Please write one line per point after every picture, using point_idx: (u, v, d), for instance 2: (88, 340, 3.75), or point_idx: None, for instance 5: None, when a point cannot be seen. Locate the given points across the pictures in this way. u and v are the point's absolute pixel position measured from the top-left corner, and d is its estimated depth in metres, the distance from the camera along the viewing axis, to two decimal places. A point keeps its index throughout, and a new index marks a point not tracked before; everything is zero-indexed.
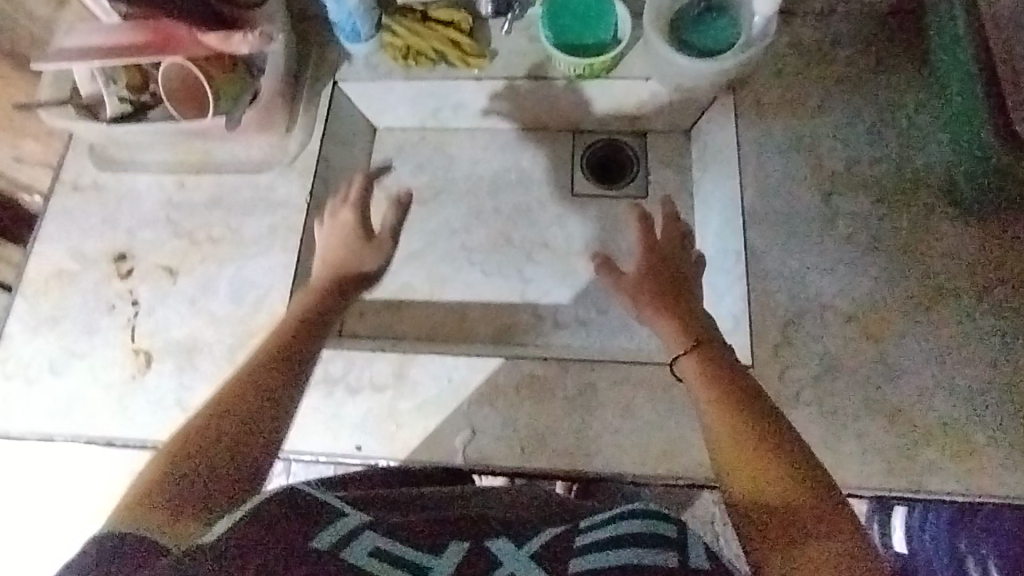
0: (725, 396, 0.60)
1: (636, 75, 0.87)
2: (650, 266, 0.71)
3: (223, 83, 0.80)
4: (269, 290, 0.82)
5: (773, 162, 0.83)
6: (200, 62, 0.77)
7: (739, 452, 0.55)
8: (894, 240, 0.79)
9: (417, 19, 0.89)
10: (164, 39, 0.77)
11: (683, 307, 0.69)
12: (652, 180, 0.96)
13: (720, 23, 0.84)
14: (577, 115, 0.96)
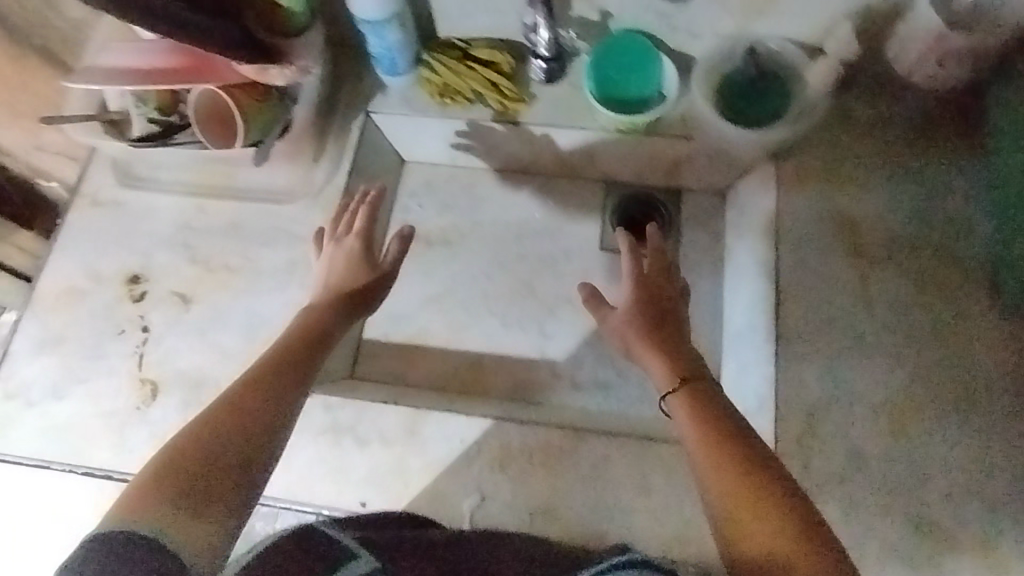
0: (724, 439, 0.55)
1: (678, 133, 0.85)
2: (639, 301, 0.68)
3: (253, 113, 0.78)
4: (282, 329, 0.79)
5: (808, 239, 0.81)
6: (235, 94, 0.76)
7: (748, 496, 0.50)
8: (929, 329, 0.76)
9: (460, 57, 0.87)
10: (199, 66, 0.75)
11: (676, 343, 0.65)
12: (682, 241, 0.94)
13: (773, 90, 0.81)
14: (613, 168, 0.93)
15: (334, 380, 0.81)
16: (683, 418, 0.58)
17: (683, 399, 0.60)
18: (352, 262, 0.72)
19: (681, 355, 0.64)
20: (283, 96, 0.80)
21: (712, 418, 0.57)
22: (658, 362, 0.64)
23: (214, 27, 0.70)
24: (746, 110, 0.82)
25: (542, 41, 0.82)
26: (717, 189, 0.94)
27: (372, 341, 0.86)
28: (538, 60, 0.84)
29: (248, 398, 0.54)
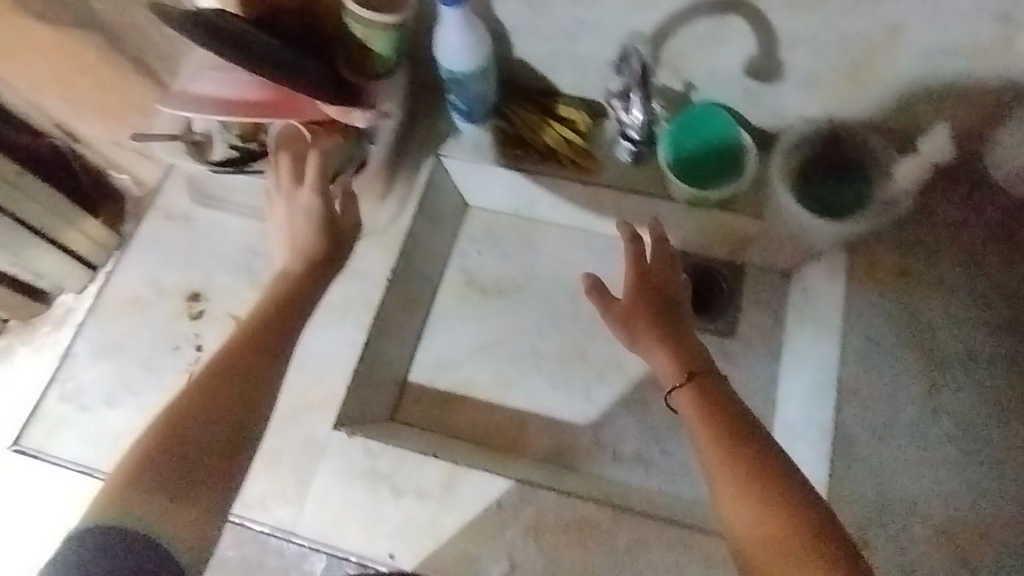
0: (715, 420, 0.58)
1: (749, 213, 0.84)
2: (639, 292, 0.70)
3: (329, 150, 0.78)
4: (331, 366, 0.80)
5: (874, 333, 0.73)
6: (317, 131, 0.76)
7: (737, 478, 0.53)
8: (1010, 449, 0.60)
9: (537, 111, 0.87)
10: (283, 103, 0.75)
11: (675, 331, 0.67)
12: (741, 321, 0.91)
13: (856, 183, 0.80)
14: (677, 236, 0.92)
15: (376, 421, 0.82)
16: (688, 408, 0.61)
17: (687, 392, 0.62)
18: (316, 220, 0.72)
19: (682, 341, 0.66)
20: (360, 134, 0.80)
21: (709, 403, 0.60)
22: (660, 352, 0.66)
23: (311, 69, 0.75)
24: (823, 193, 0.80)
25: (635, 126, 0.81)
26: (780, 270, 0.92)
27: (417, 385, 0.86)
28: (626, 142, 0.83)
29: (216, 399, 0.60)
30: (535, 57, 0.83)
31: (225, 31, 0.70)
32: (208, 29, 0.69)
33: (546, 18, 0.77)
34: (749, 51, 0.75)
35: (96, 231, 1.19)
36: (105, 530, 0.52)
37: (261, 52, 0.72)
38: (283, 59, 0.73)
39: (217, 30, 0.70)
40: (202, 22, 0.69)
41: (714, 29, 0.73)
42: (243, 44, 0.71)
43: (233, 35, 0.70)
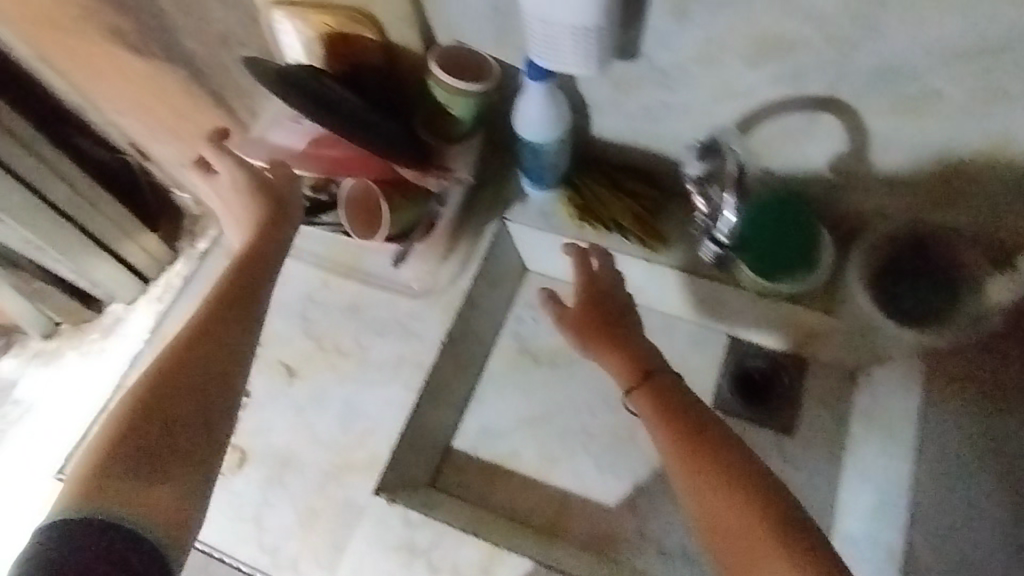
0: (682, 433, 0.60)
1: (817, 310, 0.80)
2: (586, 301, 0.70)
3: (398, 210, 0.78)
4: (379, 427, 0.78)
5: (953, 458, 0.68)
6: (388, 190, 0.76)
7: (713, 490, 0.55)
8: None
9: (608, 185, 0.86)
10: (358, 163, 0.77)
11: (626, 335, 0.68)
12: (803, 419, 0.86)
13: (931, 291, 0.74)
14: (741, 323, 0.88)
15: (415, 487, 0.79)
16: (647, 412, 0.64)
17: (644, 396, 0.64)
18: (257, 190, 0.69)
19: (634, 345, 0.68)
20: (428, 195, 0.81)
21: (670, 412, 0.62)
22: (613, 362, 0.68)
23: (397, 132, 0.76)
24: (904, 298, 0.75)
25: (723, 228, 0.75)
26: (847, 368, 0.87)
27: (462, 453, 0.84)
28: (710, 244, 0.77)
29: (185, 375, 0.57)
30: (612, 132, 0.83)
31: (321, 92, 0.72)
32: (305, 89, 0.71)
33: (631, 98, 0.76)
34: (840, 146, 0.72)
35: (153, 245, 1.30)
36: (63, 527, 0.46)
37: (352, 112, 0.73)
38: (370, 119, 0.74)
39: (314, 91, 0.71)
40: (299, 82, 0.71)
41: (804, 125, 0.72)
42: (335, 105, 0.72)
43: (327, 96, 0.72)
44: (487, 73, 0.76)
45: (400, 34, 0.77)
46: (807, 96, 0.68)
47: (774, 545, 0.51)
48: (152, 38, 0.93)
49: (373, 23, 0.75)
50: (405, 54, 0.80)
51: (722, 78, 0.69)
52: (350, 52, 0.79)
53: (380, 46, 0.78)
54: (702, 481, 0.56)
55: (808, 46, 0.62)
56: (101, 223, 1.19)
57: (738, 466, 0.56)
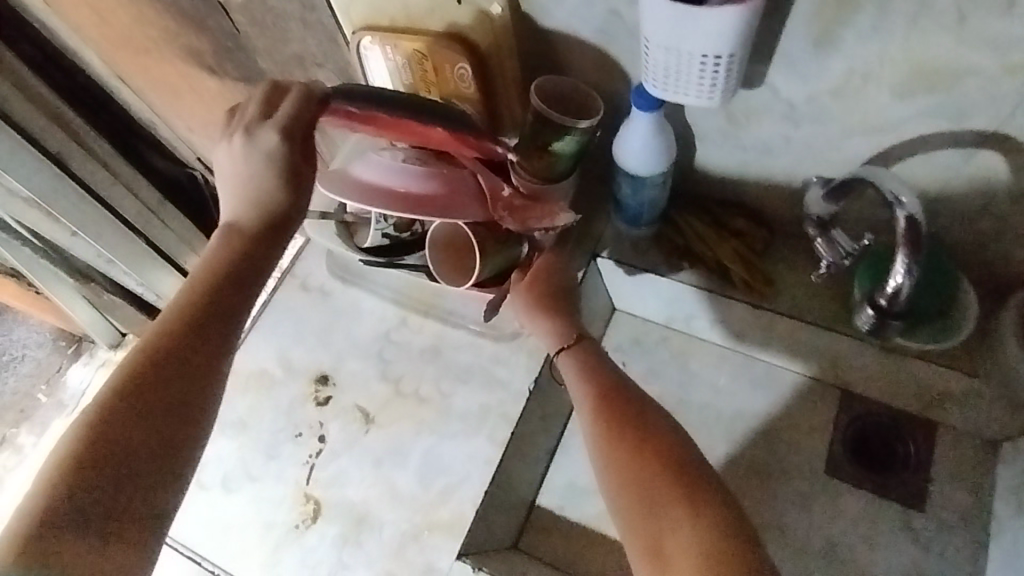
0: (602, 399, 0.62)
1: (953, 368, 0.71)
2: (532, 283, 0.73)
3: (490, 255, 0.69)
4: (462, 483, 0.73)
5: None
6: (480, 234, 0.68)
7: (619, 447, 0.58)
8: None
9: (712, 224, 0.78)
10: (451, 194, 0.64)
11: (562, 311, 0.72)
12: (931, 490, 0.76)
13: None
14: (860, 378, 0.79)
15: (499, 551, 0.73)
16: (568, 371, 0.68)
17: (567, 355, 0.69)
18: (285, 173, 0.54)
19: (566, 320, 0.72)
20: (520, 236, 0.72)
21: (590, 372, 0.66)
22: (546, 328, 0.72)
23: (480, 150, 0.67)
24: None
25: (891, 297, 0.61)
26: (987, 438, 0.76)
27: (544, 511, 0.77)
28: (870, 309, 0.65)
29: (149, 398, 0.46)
30: (721, 165, 0.74)
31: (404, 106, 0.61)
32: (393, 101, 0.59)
33: (746, 131, 0.68)
34: (995, 191, 0.63)
35: None
36: None
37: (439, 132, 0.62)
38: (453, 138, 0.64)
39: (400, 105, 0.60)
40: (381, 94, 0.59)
41: (958, 163, 0.61)
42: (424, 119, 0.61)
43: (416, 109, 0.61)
44: (592, 108, 0.69)
45: (499, 64, 0.69)
46: (970, 131, 0.58)
47: (676, 493, 0.52)
48: (228, 58, 0.90)
49: (469, 50, 0.67)
50: (501, 88, 0.72)
51: (862, 112, 0.61)
52: (442, 84, 0.71)
53: (475, 78, 0.69)
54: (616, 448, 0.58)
55: (980, 78, 0.53)
56: (169, 240, 1.17)
57: (650, 421, 0.59)
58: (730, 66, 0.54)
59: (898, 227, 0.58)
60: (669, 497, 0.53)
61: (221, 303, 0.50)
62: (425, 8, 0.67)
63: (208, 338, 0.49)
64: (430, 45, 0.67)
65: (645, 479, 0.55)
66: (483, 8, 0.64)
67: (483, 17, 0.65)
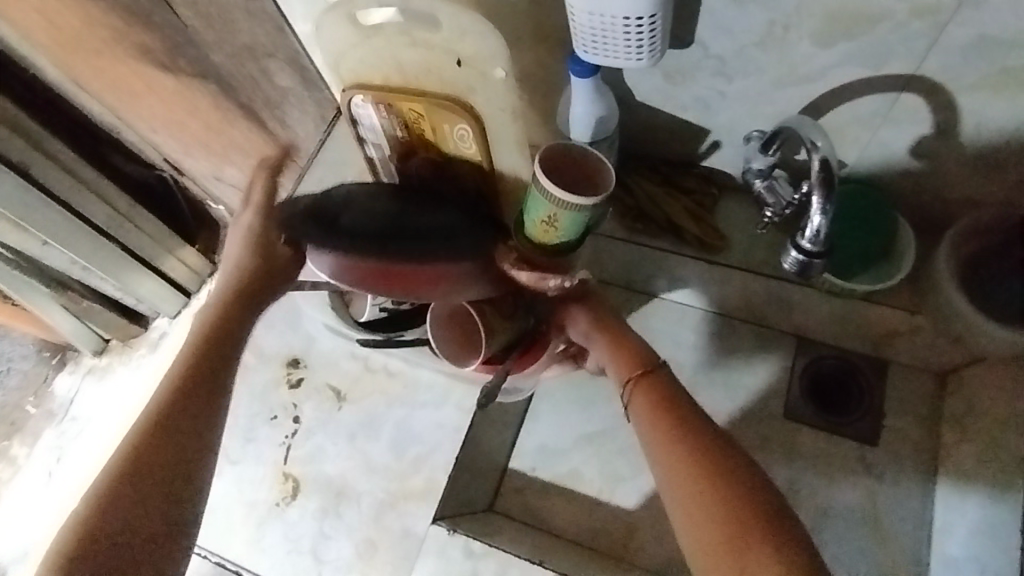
0: (667, 425, 0.55)
1: (895, 302, 0.77)
2: (582, 311, 0.69)
3: (499, 332, 0.68)
4: (433, 450, 0.76)
5: None
6: (485, 312, 0.67)
7: (693, 480, 0.50)
8: None
9: (662, 183, 0.80)
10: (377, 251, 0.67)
11: (627, 337, 0.65)
12: (884, 424, 0.80)
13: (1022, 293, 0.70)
14: (813, 322, 0.81)
15: (473, 512, 0.77)
16: (635, 404, 0.59)
17: (632, 387, 0.60)
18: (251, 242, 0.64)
19: (634, 347, 0.64)
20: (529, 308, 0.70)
21: (656, 402, 0.57)
22: (612, 363, 0.64)
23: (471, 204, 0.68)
24: (999, 295, 0.70)
25: (812, 233, 0.63)
26: (934, 370, 0.80)
27: (518, 473, 0.79)
28: (794, 252, 0.65)
29: (145, 461, 0.52)
30: (663, 124, 0.75)
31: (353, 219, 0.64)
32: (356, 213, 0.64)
33: (682, 90, 0.70)
34: (921, 132, 0.65)
35: (194, 258, 1.28)
36: None
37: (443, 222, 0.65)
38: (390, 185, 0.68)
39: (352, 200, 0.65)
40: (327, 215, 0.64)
41: (882, 107, 0.64)
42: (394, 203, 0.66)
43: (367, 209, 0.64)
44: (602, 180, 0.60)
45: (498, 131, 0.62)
46: (890, 75, 0.60)
47: (755, 527, 0.46)
48: (178, 55, 0.89)
49: (467, 110, 0.60)
50: (505, 150, 0.63)
51: (787, 62, 0.63)
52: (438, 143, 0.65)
53: (475, 141, 0.62)
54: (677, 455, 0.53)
55: (892, 21, 0.55)
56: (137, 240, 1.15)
57: (718, 445, 0.52)
58: (653, 26, 0.56)
59: (814, 169, 0.60)
60: (749, 533, 0.46)
61: (209, 364, 0.56)
62: (419, 69, 0.61)
63: (203, 400, 0.55)
64: (426, 105, 0.61)
65: (721, 513, 0.47)
66: (483, 69, 0.58)
67: (483, 79, 0.59)
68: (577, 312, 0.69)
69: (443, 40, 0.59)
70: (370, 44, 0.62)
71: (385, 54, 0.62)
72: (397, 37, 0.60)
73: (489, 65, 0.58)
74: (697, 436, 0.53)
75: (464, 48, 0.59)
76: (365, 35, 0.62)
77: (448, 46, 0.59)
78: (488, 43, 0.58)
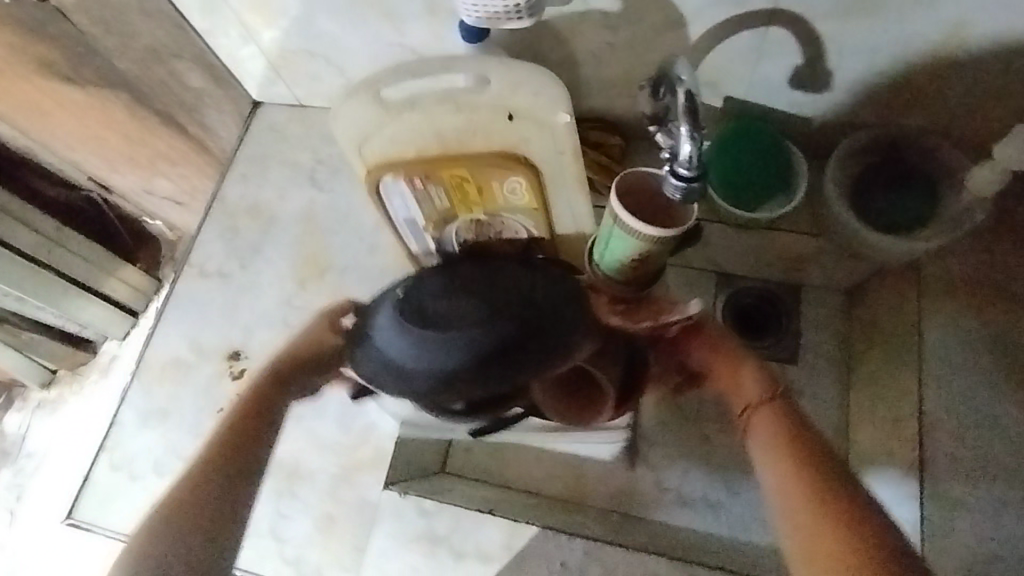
0: (805, 469, 0.48)
1: (800, 228, 0.80)
2: (705, 342, 0.63)
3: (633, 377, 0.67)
4: (380, 421, 0.79)
5: (957, 360, 0.69)
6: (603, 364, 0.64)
7: (824, 541, 0.44)
8: None
9: None
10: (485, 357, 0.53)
11: (752, 364, 0.59)
12: (802, 343, 0.85)
13: (912, 203, 0.73)
14: (728, 256, 0.86)
15: (423, 476, 0.77)
16: (761, 435, 0.52)
17: (761, 415, 0.54)
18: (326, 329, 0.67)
19: (761, 373, 0.58)
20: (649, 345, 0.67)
21: (792, 440, 0.50)
22: (737, 386, 0.58)
23: (531, 270, 0.61)
24: (897, 212, 0.73)
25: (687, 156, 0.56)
26: (841, 289, 0.86)
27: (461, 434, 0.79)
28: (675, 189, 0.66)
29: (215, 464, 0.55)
30: (563, 83, 0.79)
31: (439, 332, 0.52)
32: (433, 321, 0.53)
33: (575, 47, 0.73)
34: (795, 62, 0.70)
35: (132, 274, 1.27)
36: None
37: (534, 300, 0.56)
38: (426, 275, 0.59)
39: (416, 306, 0.55)
40: (400, 340, 0.53)
41: (756, 44, 0.69)
42: (455, 291, 0.56)
43: (443, 315, 0.53)
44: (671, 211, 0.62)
45: (555, 184, 0.68)
46: (755, 11, 0.65)
47: None
48: (83, 63, 0.88)
49: (523, 162, 0.65)
50: (562, 199, 0.70)
51: (665, 10, 0.66)
52: (488, 201, 0.69)
53: (529, 190, 0.67)
54: (826, 547, 0.44)
55: None
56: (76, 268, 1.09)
57: (863, 504, 0.45)
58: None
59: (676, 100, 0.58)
60: None
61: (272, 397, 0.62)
62: (462, 135, 0.65)
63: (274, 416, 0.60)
64: (474, 164, 0.65)
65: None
66: (538, 122, 0.64)
67: (540, 128, 0.64)
68: (699, 342, 0.64)
69: (492, 99, 0.64)
70: (402, 118, 0.65)
71: (421, 124, 0.65)
72: (433, 106, 0.64)
73: (548, 115, 0.63)
74: (842, 493, 0.46)
75: (515, 102, 0.63)
76: (397, 111, 0.65)
77: (497, 104, 0.64)
78: (537, 96, 0.63)
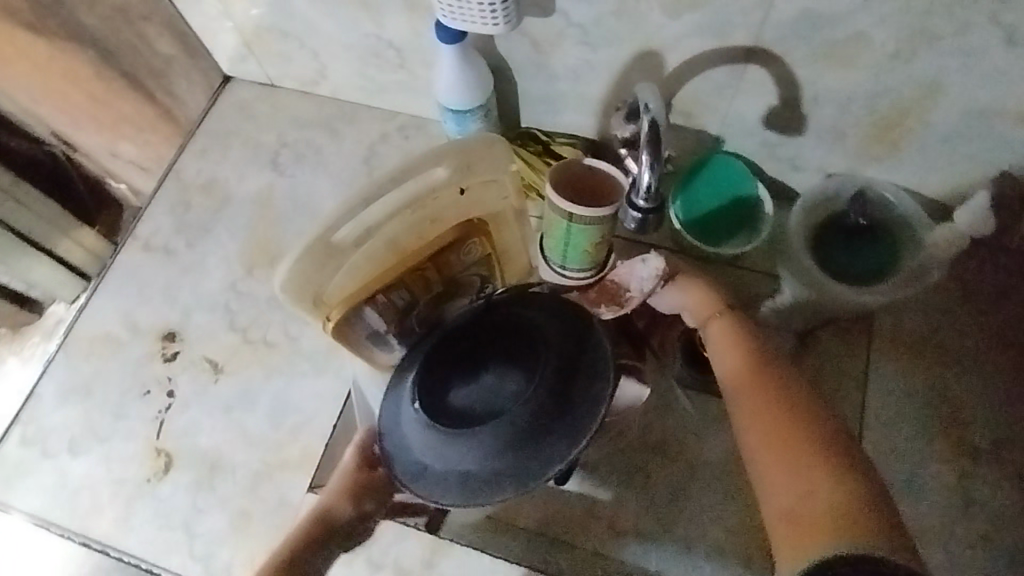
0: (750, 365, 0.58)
1: (761, 270, 0.79)
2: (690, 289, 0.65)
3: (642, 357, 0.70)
4: (312, 420, 0.76)
5: (894, 430, 0.71)
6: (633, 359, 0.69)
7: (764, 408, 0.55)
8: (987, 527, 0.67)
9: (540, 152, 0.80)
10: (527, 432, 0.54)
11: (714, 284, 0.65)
12: None
13: (875, 250, 0.72)
14: None
15: None
16: (719, 341, 0.62)
17: (719, 326, 0.62)
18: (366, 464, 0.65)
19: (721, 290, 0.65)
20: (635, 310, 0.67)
21: (745, 345, 0.60)
22: (696, 300, 0.65)
23: (536, 300, 0.60)
24: (857, 263, 0.73)
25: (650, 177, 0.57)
26: None
27: None
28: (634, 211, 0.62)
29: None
30: (539, 94, 0.77)
31: (478, 427, 0.53)
32: (461, 417, 0.55)
33: (553, 59, 0.71)
34: (770, 101, 0.69)
35: None
36: None
37: (549, 337, 0.57)
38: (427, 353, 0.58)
39: (441, 407, 0.55)
40: (450, 448, 0.54)
41: (733, 78, 0.67)
42: (468, 370, 0.56)
43: (470, 407, 0.55)
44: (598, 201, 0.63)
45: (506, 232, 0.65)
46: (733, 45, 0.64)
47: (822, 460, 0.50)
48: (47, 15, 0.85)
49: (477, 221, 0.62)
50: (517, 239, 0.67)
51: (643, 33, 0.65)
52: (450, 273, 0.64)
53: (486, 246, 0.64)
54: (765, 411, 0.55)
55: None
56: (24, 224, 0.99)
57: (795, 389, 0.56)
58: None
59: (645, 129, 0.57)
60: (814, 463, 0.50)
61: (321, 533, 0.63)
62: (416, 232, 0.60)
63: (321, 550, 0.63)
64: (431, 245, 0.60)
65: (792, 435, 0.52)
66: (486, 182, 0.61)
67: (490, 186, 0.61)
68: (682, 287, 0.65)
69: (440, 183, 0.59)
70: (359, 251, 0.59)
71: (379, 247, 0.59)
72: (383, 220, 0.59)
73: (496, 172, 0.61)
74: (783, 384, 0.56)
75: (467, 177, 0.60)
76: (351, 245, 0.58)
77: (447, 184, 0.59)
78: (487, 164, 0.60)
